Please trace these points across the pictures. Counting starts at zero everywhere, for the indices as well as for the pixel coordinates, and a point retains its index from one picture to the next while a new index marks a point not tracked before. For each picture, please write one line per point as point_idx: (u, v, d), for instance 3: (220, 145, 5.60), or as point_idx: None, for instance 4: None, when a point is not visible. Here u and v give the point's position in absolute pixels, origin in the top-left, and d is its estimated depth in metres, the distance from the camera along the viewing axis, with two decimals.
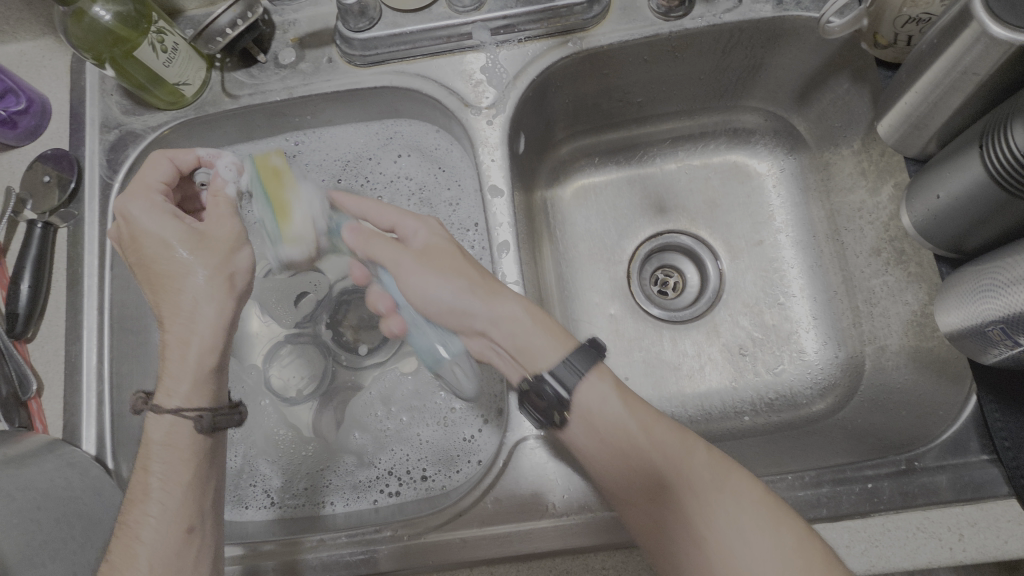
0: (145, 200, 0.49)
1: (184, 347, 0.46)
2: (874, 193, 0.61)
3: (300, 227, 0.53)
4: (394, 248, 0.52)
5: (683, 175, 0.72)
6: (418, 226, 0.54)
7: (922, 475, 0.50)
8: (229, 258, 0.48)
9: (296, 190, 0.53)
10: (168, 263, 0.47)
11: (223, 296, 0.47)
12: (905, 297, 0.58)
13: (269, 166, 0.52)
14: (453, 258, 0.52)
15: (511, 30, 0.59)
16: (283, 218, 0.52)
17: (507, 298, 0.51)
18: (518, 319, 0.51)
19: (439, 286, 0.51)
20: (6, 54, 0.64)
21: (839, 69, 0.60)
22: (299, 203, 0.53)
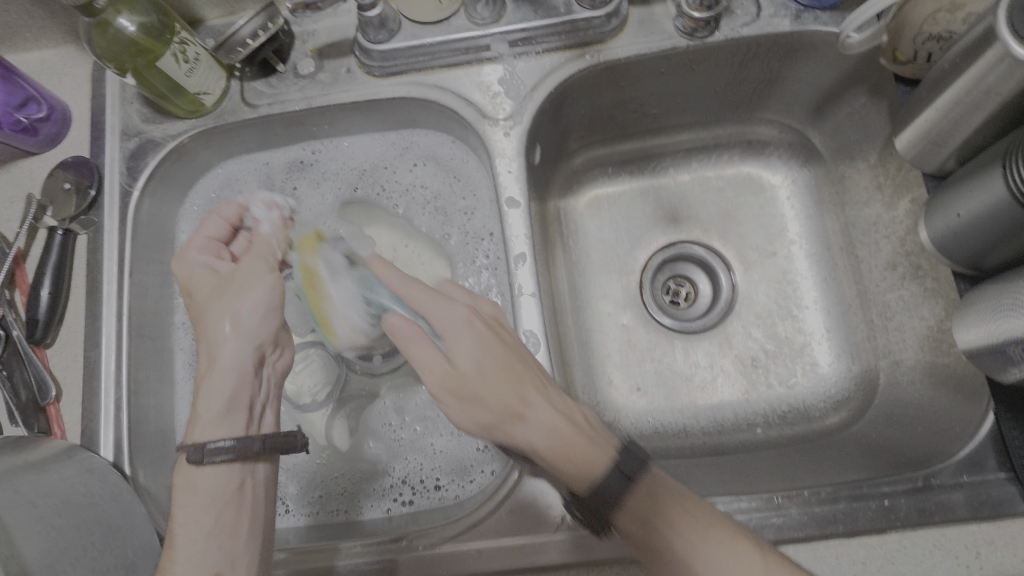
0: (191, 257, 0.55)
1: (203, 385, 0.50)
2: (890, 207, 0.60)
3: (344, 336, 0.54)
4: (419, 363, 0.47)
5: (697, 186, 0.72)
6: (454, 332, 0.46)
7: (939, 492, 0.50)
8: (242, 299, 0.51)
9: (331, 300, 0.53)
10: (199, 307, 0.52)
11: (233, 338, 0.50)
12: (921, 311, 0.58)
13: (306, 270, 0.53)
14: (487, 383, 0.46)
15: (529, 42, 0.59)
16: (328, 331, 0.54)
17: (534, 428, 0.46)
18: (546, 451, 0.46)
19: (467, 415, 0.46)
20: (28, 62, 0.65)
21: (856, 83, 0.60)
22: (337, 312, 0.53)
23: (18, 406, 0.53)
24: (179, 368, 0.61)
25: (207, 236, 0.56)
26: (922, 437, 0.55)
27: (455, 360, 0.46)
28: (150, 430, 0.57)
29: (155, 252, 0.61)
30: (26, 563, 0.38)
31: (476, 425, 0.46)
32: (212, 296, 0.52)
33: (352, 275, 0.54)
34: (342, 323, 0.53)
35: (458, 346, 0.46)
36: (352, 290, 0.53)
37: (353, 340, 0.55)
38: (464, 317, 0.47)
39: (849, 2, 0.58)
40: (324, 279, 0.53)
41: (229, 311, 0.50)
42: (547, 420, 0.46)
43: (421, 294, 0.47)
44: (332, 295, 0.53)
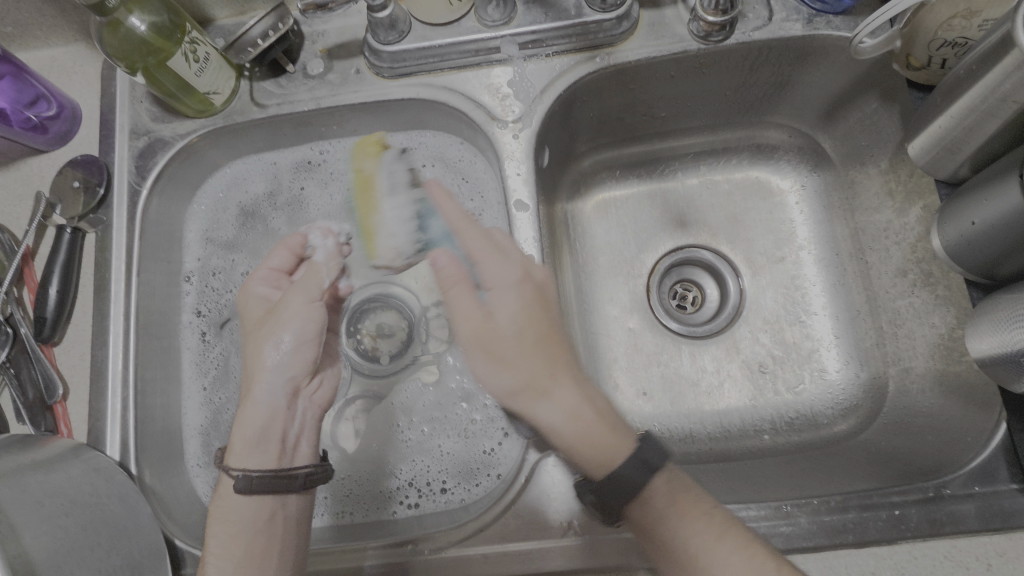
0: (249, 287, 0.55)
1: (241, 413, 0.52)
2: (901, 213, 0.60)
3: (383, 249, 0.57)
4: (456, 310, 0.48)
5: (705, 190, 0.72)
6: (498, 287, 0.48)
7: (950, 503, 0.49)
8: (281, 337, 0.52)
9: (380, 213, 0.56)
10: (247, 336, 0.53)
11: (275, 369, 0.52)
12: (932, 319, 0.58)
13: (359, 175, 0.58)
14: (518, 344, 0.47)
15: (539, 45, 0.59)
16: (369, 240, 0.57)
17: (558, 403, 0.46)
18: (561, 432, 0.46)
19: (489, 376, 0.47)
20: (38, 60, 0.65)
21: (868, 88, 0.60)
22: (383, 229, 0.56)
23: (25, 404, 0.54)
24: (186, 367, 0.61)
25: (270, 266, 0.56)
26: (932, 446, 0.55)
27: (495, 313, 0.47)
28: (156, 429, 0.57)
29: (163, 251, 0.61)
30: (33, 563, 0.38)
31: (498, 388, 0.47)
32: (257, 327, 0.53)
33: (403, 197, 0.57)
34: (385, 240, 0.56)
35: (500, 301, 0.48)
36: (404, 211, 0.57)
37: (389, 257, 0.57)
38: (511, 276, 0.48)
39: (862, 6, 0.58)
40: (378, 192, 0.57)
41: (272, 343, 0.52)
42: (571, 402, 0.46)
43: (477, 242, 0.50)
44: (383, 209, 0.56)
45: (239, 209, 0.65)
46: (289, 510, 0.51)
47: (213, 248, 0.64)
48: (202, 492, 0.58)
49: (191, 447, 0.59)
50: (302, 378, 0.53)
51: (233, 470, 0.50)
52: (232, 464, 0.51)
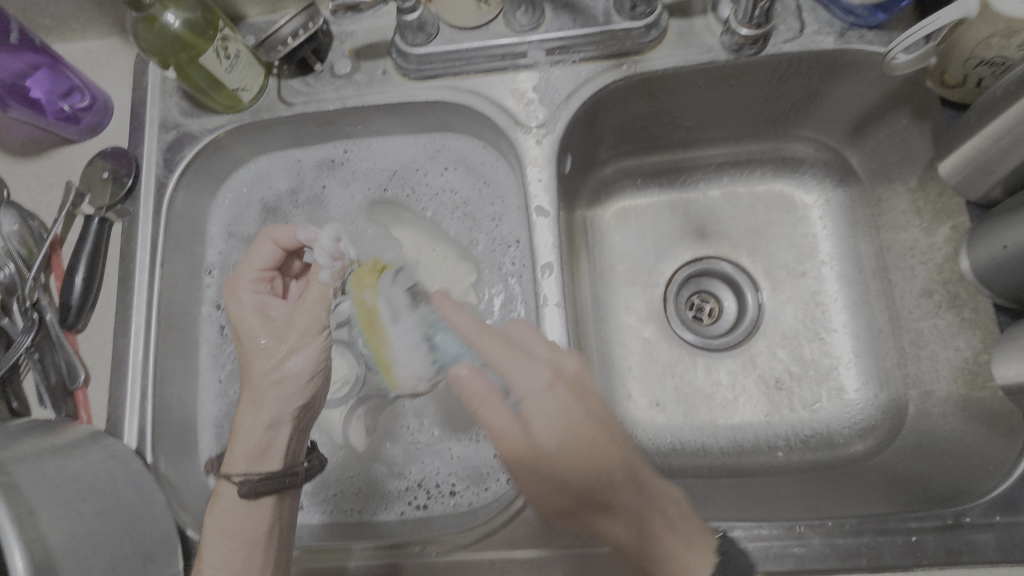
0: (238, 292, 0.54)
1: (241, 423, 0.52)
2: (928, 232, 0.59)
3: (404, 378, 0.51)
4: (490, 428, 0.44)
5: (727, 202, 0.71)
6: (529, 401, 0.43)
7: (969, 532, 0.48)
8: (288, 364, 0.51)
9: (393, 344, 0.49)
10: (247, 351, 0.53)
11: (287, 389, 0.52)
12: (956, 342, 0.57)
13: (364, 310, 0.50)
14: (564, 467, 0.43)
15: (566, 51, 0.59)
16: (386, 370, 0.51)
17: (623, 525, 0.44)
18: (633, 548, 0.44)
19: (539, 496, 0.45)
20: (74, 51, 0.67)
21: (898, 105, 0.59)
22: (399, 358, 0.49)
23: (48, 388, 0.55)
24: (204, 359, 0.61)
25: (257, 267, 0.55)
26: (952, 472, 0.53)
27: (532, 434, 0.43)
28: (172, 419, 0.58)
29: (186, 244, 0.62)
30: (50, 547, 0.39)
31: (548, 505, 0.45)
32: (264, 344, 0.52)
33: (413, 320, 0.50)
34: (402, 368, 0.50)
35: (533, 413, 0.43)
36: (413, 333, 0.49)
37: (412, 383, 0.51)
38: (542, 384, 0.44)
39: (897, 21, 0.57)
40: (385, 324, 0.49)
41: (281, 366, 0.51)
42: (636, 524, 0.43)
43: (496, 347, 0.45)
44: (393, 341, 0.49)
45: (262, 205, 0.65)
46: (283, 519, 0.52)
47: (234, 243, 0.64)
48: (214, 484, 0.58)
49: (206, 438, 0.60)
50: (313, 394, 0.54)
51: (234, 477, 0.51)
52: (234, 470, 0.51)
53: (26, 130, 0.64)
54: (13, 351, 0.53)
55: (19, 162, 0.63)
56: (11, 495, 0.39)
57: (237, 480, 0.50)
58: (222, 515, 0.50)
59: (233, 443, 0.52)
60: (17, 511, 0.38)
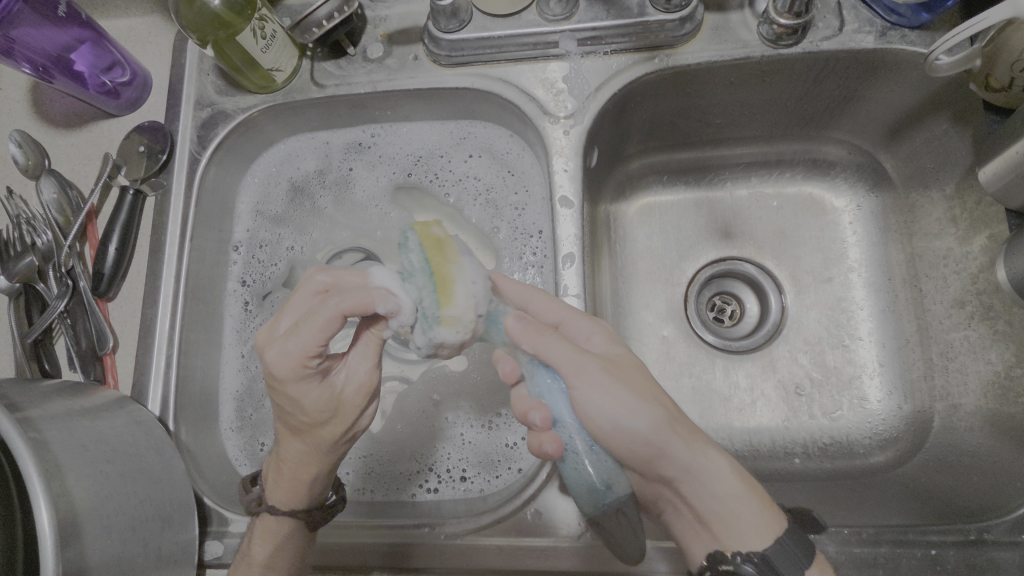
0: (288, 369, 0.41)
1: (299, 475, 0.48)
2: (963, 241, 0.57)
3: (461, 305, 0.41)
4: (573, 348, 0.43)
5: (754, 202, 0.70)
6: (595, 339, 0.48)
7: (991, 549, 0.47)
8: (359, 422, 0.47)
9: (461, 265, 0.42)
10: (310, 419, 0.45)
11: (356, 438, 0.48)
12: (987, 355, 0.55)
13: (431, 237, 0.43)
14: (649, 384, 0.44)
15: (598, 42, 0.58)
16: (443, 294, 0.41)
17: (711, 448, 0.43)
18: (722, 476, 0.42)
19: (636, 409, 0.42)
20: (117, 28, 0.69)
21: (938, 109, 0.57)
22: (464, 276, 0.42)
23: (78, 352, 0.57)
24: (227, 334, 0.63)
25: (316, 342, 0.41)
26: (978, 488, 0.52)
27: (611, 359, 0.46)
28: (193, 389, 0.59)
29: (216, 220, 0.63)
30: (75, 504, 0.40)
31: (648, 419, 0.42)
32: (337, 417, 0.45)
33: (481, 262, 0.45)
34: (466, 287, 0.42)
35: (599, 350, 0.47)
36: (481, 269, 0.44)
37: (467, 315, 0.42)
38: (600, 328, 0.49)
39: (942, 22, 0.55)
40: (459, 251, 0.43)
41: (354, 427, 0.47)
42: (716, 449, 0.43)
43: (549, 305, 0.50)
44: (465, 263, 0.43)
45: (290, 185, 0.66)
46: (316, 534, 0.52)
47: (262, 221, 0.66)
48: (232, 455, 0.60)
49: (225, 410, 0.61)
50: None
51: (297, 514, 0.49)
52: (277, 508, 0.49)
53: (69, 103, 0.66)
54: (47, 315, 0.55)
55: (61, 133, 0.65)
56: (40, 450, 0.40)
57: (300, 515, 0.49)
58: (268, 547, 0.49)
59: (281, 490, 0.49)
60: (46, 466, 0.39)
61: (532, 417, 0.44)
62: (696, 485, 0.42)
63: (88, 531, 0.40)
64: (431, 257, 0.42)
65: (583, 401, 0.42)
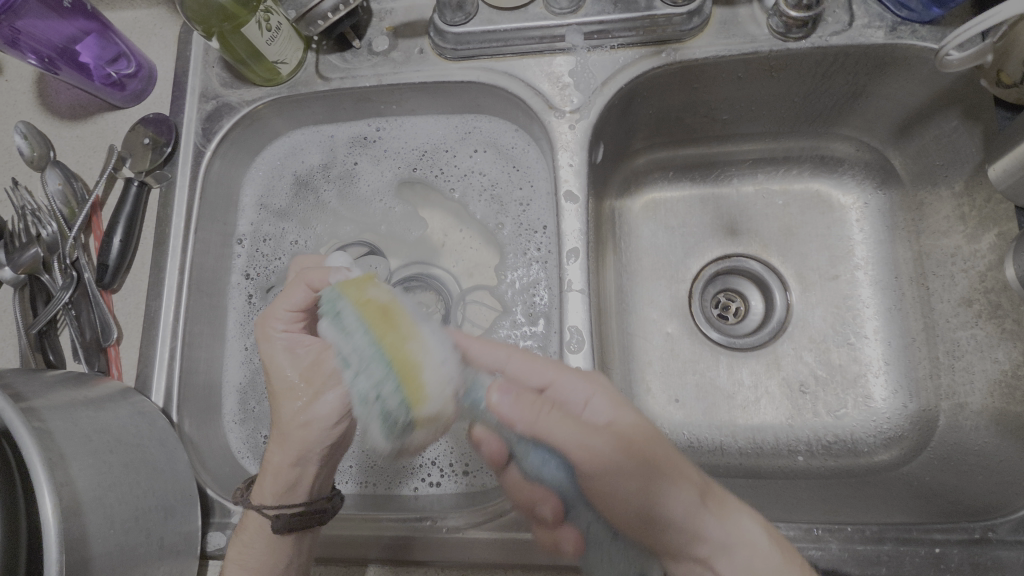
0: (269, 332, 0.51)
1: (268, 461, 0.50)
2: (972, 239, 0.57)
3: (434, 395, 0.39)
4: (582, 427, 0.41)
5: (760, 199, 0.70)
6: (596, 401, 0.45)
7: (996, 548, 0.47)
8: (315, 408, 0.48)
9: (419, 341, 0.40)
10: (276, 392, 0.50)
11: (318, 429, 0.49)
12: (995, 354, 0.55)
13: (374, 310, 0.41)
14: (667, 454, 0.42)
15: (605, 36, 0.58)
16: (411, 386, 0.38)
17: (743, 518, 0.41)
18: (757, 550, 0.41)
19: (664, 494, 0.40)
20: (123, 20, 0.69)
21: (948, 105, 0.57)
22: (428, 357, 0.39)
23: (82, 344, 0.57)
24: (230, 326, 0.63)
25: (289, 309, 0.50)
26: (983, 487, 0.51)
27: (616, 424, 0.44)
28: (197, 381, 0.59)
29: (220, 212, 0.63)
30: (78, 493, 0.40)
31: (677, 502, 0.40)
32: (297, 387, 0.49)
33: (438, 329, 0.43)
34: (434, 369, 0.39)
35: (600, 412, 0.45)
36: (443, 339, 0.42)
37: (440, 405, 0.39)
38: (597, 389, 0.46)
39: (953, 17, 0.55)
40: (407, 318, 0.41)
41: (311, 407, 0.49)
42: (747, 515, 0.42)
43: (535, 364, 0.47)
44: (420, 336, 0.40)
45: (294, 178, 0.66)
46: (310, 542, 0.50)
47: (266, 214, 0.66)
48: (235, 448, 0.60)
49: (229, 403, 0.61)
50: (342, 437, 0.51)
51: (264, 510, 0.48)
52: (263, 501, 0.49)
53: (74, 95, 0.66)
54: (52, 306, 0.55)
55: (66, 125, 0.65)
56: (44, 439, 0.40)
57: (270, 514, 0.48)
58: (247, 537, 0.50)
59: (262, 481, 0.50)
60: (49, 456, 0.39)
61: (540, 506, 0.45)
62: (733, 564, 0.40)
63: (91, 520, 0.40)
64: (384, 334, 0.40)
65: (601, 489, 0.40)
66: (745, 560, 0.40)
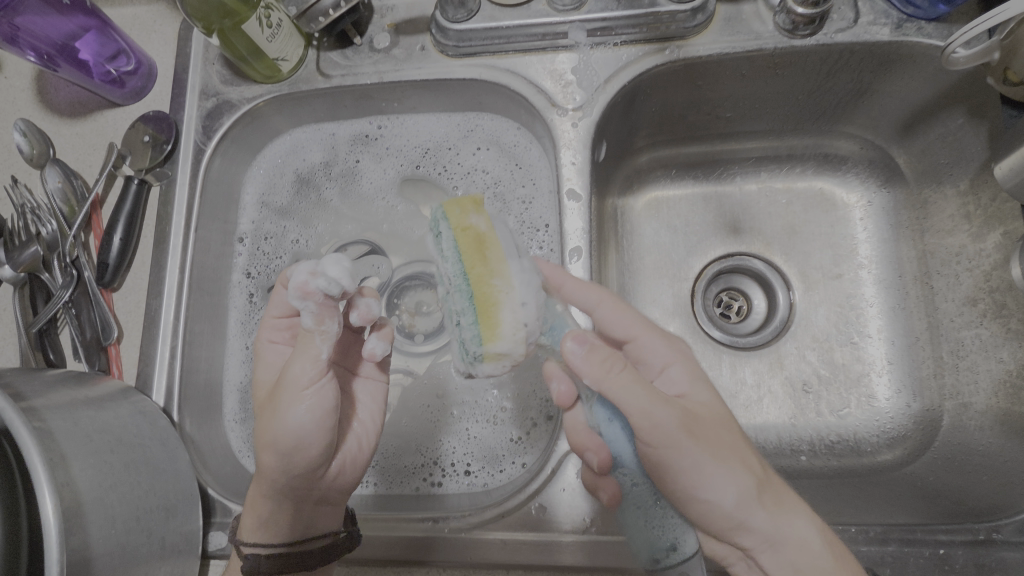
0: (260, 340, 0.53)
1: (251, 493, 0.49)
2: (977, 238, 0.56)
3: (507, 338, 0.41)
4: (651, 393, 0.40)
5: (764, 197, 0.69)
6: (673, 369, 0.47)
7: (1001, 549, 0.46)
8: (274, 430, 0.45)
9: (507, 278, 0.41)
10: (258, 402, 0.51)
11: (280, 452, 0.45)
12: (999, 354, 0.55)
13: (471, 236, 0.41)
14: (733, 439, 0.43)
15: (608, 33, 0.58)
16: (486, 324, 0.40)
17: (798, 517, 0.41)
18: (807, 548, 0.41)
19: (721, 479, 0.40)
20: (122, 17, 0.68)
21: (954, 103, 0.56)
22: (511, 297, 0.41)
23: (82, 343, 0.57)
24: (231, 325, 0.63)
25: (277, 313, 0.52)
26: (988, 487, 0.51)
27: (688, 397, 0.45)
28: (197, 380, 0.59)
29: (221, 211, 0.63)
30: (79, 493, 0.40)
31: (734, 488, 0.40)
32: (266, 404, 0.47)
33: (528, 266, 0.43)
34: (513, 313, 0.41)
35: (675, 382, 0.47)
36: (531, 276, 0.42)
37: (512, 346, 0.41)
38: (678, 359, 0.47)
39: (959, 14, 0.54)
40: (501, 251, 0.42)
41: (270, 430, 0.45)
42: (803, 512, 0.42)
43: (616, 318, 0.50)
44: (510, 275, 0.41)
45: (295, 176, 0.66)
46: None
47: (267, 213, 0.65)
48: (236, 447, 0.60)
49: (230, 401, 0.61)
50: (313, 467, 0.46)
51: (245, 548, 0.48)
52: (246, 540, 0.49)
53: (74, 92, 0.66)
54: (52, 305, 0.55)
55: (65, 122, 0.65)
56: (44, 439, 0.39)
57: (247, 551, 0.47)
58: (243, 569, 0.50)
59: (245, 517, 0.49)
60: (50, 456, 0.39)
61: (589, 457, 0.46)
62: (776, 557, 0.41)
63: (92, 520, 0.40)
64: (472, 263, 0.41)
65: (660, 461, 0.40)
66: (789, 554, 0.41)
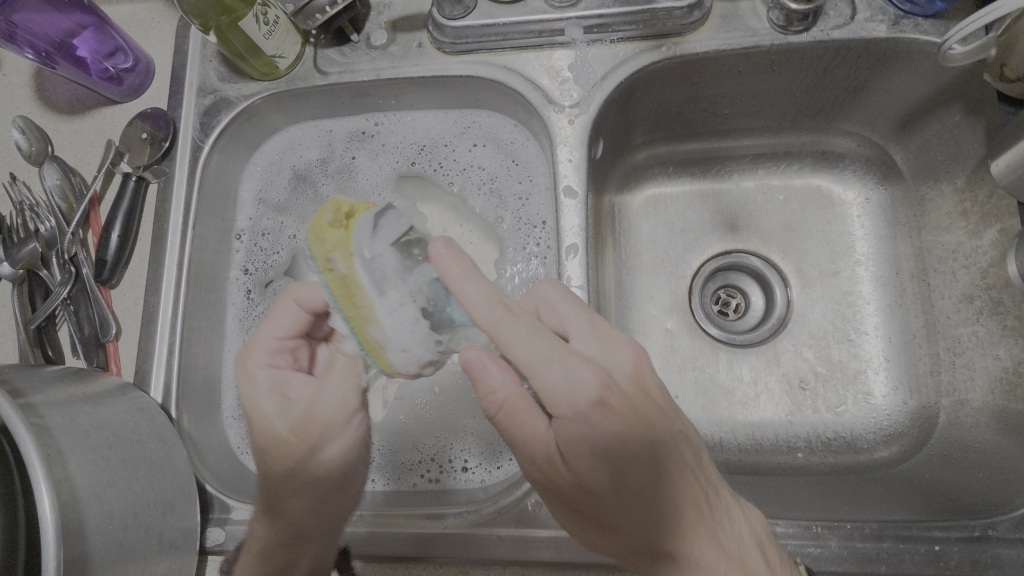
0: (251, 367, 0.51)
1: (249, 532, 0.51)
2: (973, 235, 0.57)
3: (401, 365, 0.42)
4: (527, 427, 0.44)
5: (760, 194, 0.69)
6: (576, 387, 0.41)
7: (996, 546, 0.46)
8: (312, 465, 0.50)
9: (380, 318, 0.41)
10: (263, 442, 0.50)
11: (313, 489, 0.50)
12: (995, 351, 0.55)
13: (336, 281, 0.41)
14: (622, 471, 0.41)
15: (605, 30, 0.58)
16: (378, 358, 0.42)
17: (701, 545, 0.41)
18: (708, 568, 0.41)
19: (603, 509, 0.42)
20: (120, 14, 0.68)
21: (952, 100, 0.56)
22: (389, 338, 0.41)
23: (81, 340, 0.57)
24: (229, 322, 0.63)
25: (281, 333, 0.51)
26: (983, 484, 0.51)
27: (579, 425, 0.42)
28: (195, 377, 0.59)
29: (219, 208, 0.63)
30: (76, 489, 0.40)
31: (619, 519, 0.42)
32: (288, 446, 0.49)
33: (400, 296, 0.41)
34: (398, 352, 0.41)
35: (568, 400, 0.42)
36: (407, 308, 0.41)
37: (413, 370, 0.43)
38: (573, 376, 0.41)
39: (956, 10, 0.54)
40: (368, 290, 0.40)
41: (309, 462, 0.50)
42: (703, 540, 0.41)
43: (519, 332, 0.42)
44: (381, 319, 0.41)
45: (292, 173, 0.66)
46: None
47: (264, 210, 0.65)
48: (234, 444, 0.60)
49: (228, 398, 0.61)
50: (341, 500, 0.51)
51: None
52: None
53: (72, 89, 0.66)
54: (50, 302, 0.55)
55: (64, 119, 0.65)
56: (42, 435, 0.40)
57: None
58: None
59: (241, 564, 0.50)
60: (47, 452, 0.39)
61: None
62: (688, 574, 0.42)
63: (89, 516, 0.40)
64: (345, 307, 0.41)
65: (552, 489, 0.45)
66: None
